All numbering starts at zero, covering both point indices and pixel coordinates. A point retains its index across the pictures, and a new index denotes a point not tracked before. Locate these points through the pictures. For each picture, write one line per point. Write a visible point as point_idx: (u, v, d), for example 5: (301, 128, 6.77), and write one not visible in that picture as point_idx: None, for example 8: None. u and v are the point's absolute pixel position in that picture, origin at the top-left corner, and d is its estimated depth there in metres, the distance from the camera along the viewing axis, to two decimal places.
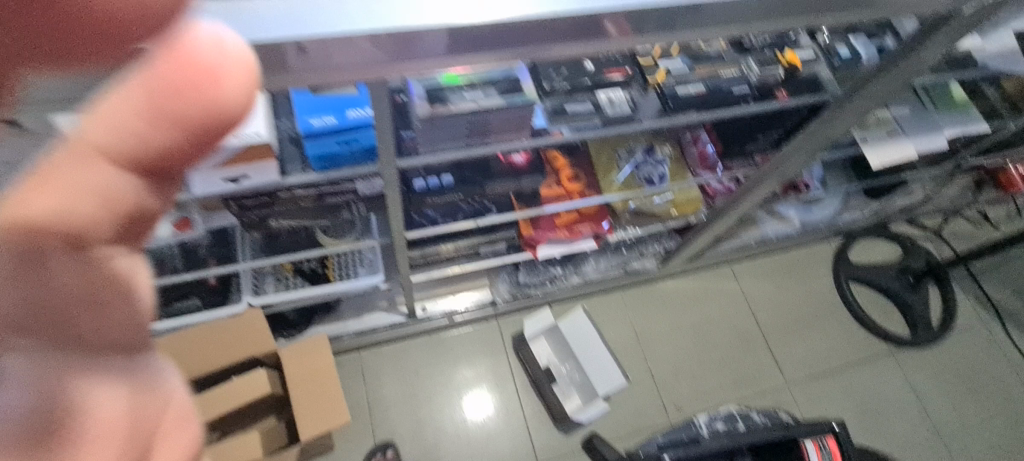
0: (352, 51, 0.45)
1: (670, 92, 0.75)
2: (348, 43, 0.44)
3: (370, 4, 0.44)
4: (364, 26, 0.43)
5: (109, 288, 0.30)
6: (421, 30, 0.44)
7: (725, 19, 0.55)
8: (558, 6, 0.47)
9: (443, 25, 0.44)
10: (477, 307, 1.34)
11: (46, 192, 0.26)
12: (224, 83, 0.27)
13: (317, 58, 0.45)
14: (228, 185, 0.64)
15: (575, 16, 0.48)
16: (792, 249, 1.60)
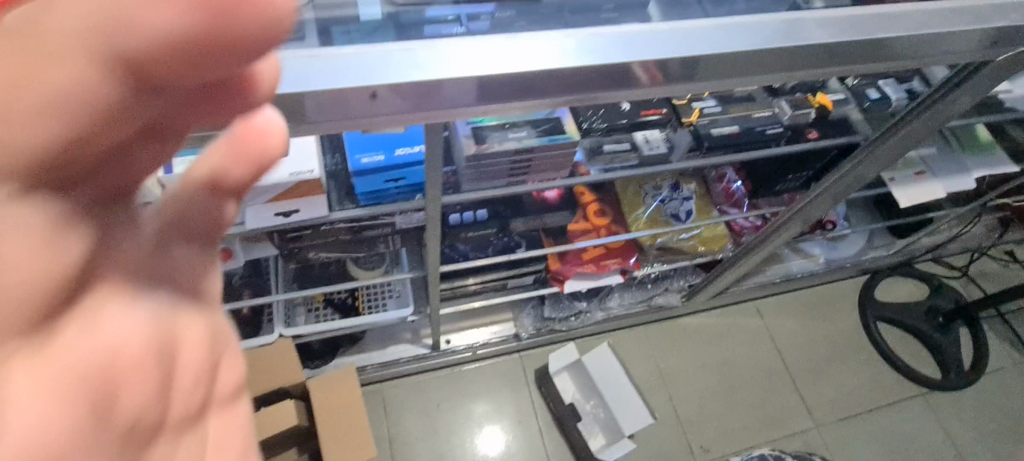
0: (388, 101, 0.49)
1: (705, 131, 0.75)
2: (380, 97, 0.48)
3: (404, 59, 0.48)
4: (391, 78, 0.47)
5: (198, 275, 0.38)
6: (447, 80, 0.48)
7: (761, 68, 0.57)
8: (589, 58, 0.51)
9: (472, 76, 0.48)
10: (500, 341, 1.33)
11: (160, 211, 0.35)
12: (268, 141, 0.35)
13: (383, 105, 0.49)
14: (278, 220, 0.65)
15: (607, 66, 0.51)
16: (817, 286, 1.59)
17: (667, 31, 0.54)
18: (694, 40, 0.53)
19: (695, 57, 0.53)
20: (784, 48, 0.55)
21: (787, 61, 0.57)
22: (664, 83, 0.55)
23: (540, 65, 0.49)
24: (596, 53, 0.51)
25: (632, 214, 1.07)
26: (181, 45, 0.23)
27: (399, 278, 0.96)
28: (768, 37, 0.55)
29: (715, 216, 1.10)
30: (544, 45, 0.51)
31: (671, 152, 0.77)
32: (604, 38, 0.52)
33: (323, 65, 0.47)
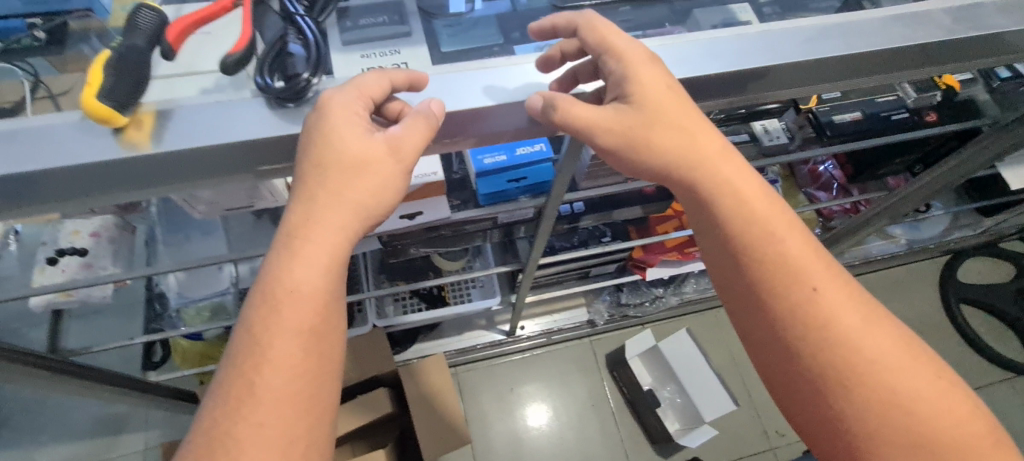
0: (501, 117, 0.47)
1: (827, 120, 0.75)
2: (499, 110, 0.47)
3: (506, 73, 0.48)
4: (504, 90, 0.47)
5: (292, 275, 0.42)
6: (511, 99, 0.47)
7: (926, 61, 0.50)
8: (704, 65, 0.47)
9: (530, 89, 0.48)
10: (574, 326, 1.33)
11: (308, 202, 0.42)
12: (353, 114, 0.41)
13: (510, 117, 0.48)
14: (403, 222, 0.67)
15: (727, 74, 0.47)
16: (893, 266, 1.53)
17: (842, 23, 0.49)
18: (870, 33, 0.48)
19: (875, 52, 0.47)
20: (969, 38, 0.48)
21: (958, 50, 0.50)
22: (827, 80, 0.50)
23: (715, 69, 0.46)
24: (771, 52, 0.47)
25: None
26: (361, 92, 0.41)
27: (494, 270, 0.97)
28: (947, 27, 0.48)
29: (802, 200, 1.08)
30: (714, 46, 0.48)
31: (792, 142, 0.75)
32: (778, 35, 0.48)
33: (438, 84, 0.47)
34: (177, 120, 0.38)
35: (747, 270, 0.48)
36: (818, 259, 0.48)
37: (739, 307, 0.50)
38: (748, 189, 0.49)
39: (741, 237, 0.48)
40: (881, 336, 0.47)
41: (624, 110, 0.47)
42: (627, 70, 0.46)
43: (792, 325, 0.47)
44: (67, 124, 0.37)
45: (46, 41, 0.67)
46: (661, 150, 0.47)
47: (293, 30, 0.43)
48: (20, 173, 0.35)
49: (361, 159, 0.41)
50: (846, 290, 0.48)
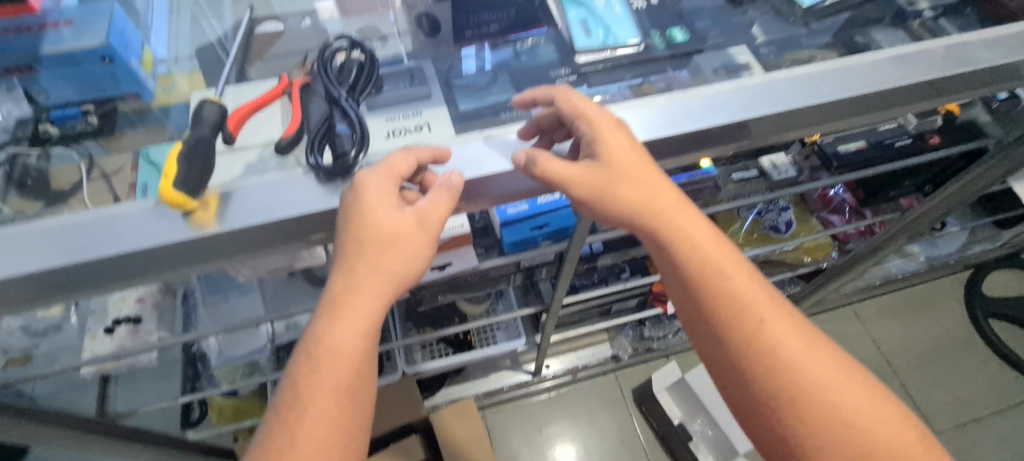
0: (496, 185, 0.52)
1: (832, 151, 0.78)
2: (496, 179, 0.51)
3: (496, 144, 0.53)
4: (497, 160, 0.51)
5: (330, 339, 0.45)
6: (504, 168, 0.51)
7: (922, 96, 0.54)
8: (702, 119, 0.50)
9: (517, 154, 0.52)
10: (599, 362, 1.34)
11: (351, 275, 0.46)
12: (382, 193, 0.45)
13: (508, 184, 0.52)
14: (433, 273, 0.70)
15: (722, 126, 0.50)
16: (916, 284, 1.52)
17: (837, 69, 0.52)
18: (865, 76, 0.51)
19: (873, 93, 0.51)
20: (957, 74, 0.52)
21: (952, 85, 0.53)
22: (828, 121, 0.53)
23: (725, 119, 0.50)
24: (774, 100, 0.51)
25: (728, 229, 1.08)
26: (391, 173, 0.46)
27: (519, 312, 0.99)
28: (938, 64, 0.52)
29: (816, 224, 1.09)
30: (720, 98, 0.51)
31: (801, 175, 0.79)
32: (778, 84, 0.52)
33: (461, 152, 0.51)
34: (236, 201, 0.43)
35: (706, 307, 0.52)
36: (765, 293, 0.53)
37: (703, 339, 0.54)
38: (703, 235, 0.52)
39: (699, 279, 0.52)
40: (821, 359, 0.51)
41: (594, 167, 0.49)
42: (597, 134, 0.49)
43: (747, 354, 0.51)
44: (144, 210, 0.43)
45: (98, 125, 0.73)
46: (628, 204, 0.50)
47: (338, 113, 0.49)
48: (107, 255, 0.41)
49: (392, 233, 0.45)
50: (790, 320, 0.52)
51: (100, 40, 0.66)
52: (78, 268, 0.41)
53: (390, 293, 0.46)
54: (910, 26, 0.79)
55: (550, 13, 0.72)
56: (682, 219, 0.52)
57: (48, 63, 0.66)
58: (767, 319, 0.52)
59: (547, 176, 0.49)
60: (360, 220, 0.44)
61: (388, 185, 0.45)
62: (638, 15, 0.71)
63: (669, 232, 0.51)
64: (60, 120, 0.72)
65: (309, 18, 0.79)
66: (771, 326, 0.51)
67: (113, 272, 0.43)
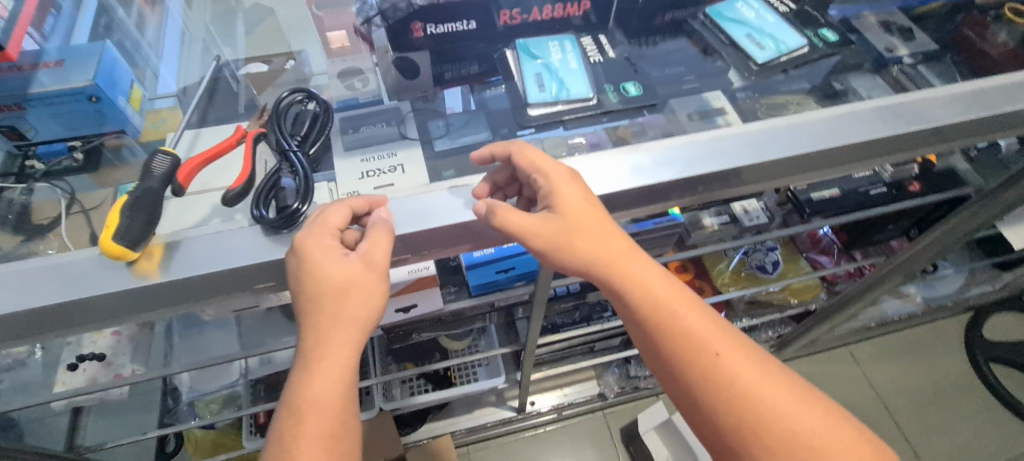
0: (437, 239, 0.51)
1: (805, 197, 0.80)
2: (437, 233, 0.51)
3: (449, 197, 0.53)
4: (443, 214, 0.51)
5: (307, 390, 0.45)
6: (451, 223, 0.50)
7: (878, 152, 0.54)
8: (648, 175, 0.51)
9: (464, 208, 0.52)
10: (585, 400, 1.31)
11: (322, 327, 0.46)
12: (319, 245, 0.45)
13: (452, 238, 0.52)
14: (398, 315, 0.70)
15: (669, 182, 0.51)
16: (914, 325, 1.48)
17: (788, 125, 0.53)
18: (816, 133, 0.52)
19: (824, 150, 0.51)
20: (910, 132, 0.52)
21: (909, 141, 0.53)
22: (784, 175, 0.54)
23: (673, 175, 0.51)
24: (723, 158, 0.51)
25: (715, 269, 1.08)
26: (325, 225, 0.47)
27: (496, 351, 0.98)
28: (893, 121, 0.52)
29: (804, 265, 1.08)
30: (669, 154, 0.52)
31: (773, 221, 0.83)
32: (728, 141, 0.52)
33: (411, 203, 0.51)
34: (181, 251, 0.45)
35: (662, 349, 0.52)
36: (718, 328, 0.52)
37: (666, 379, 0.53)
38: (654, 278, 0.52)
39: (653, 320, 0.52)
40: (779, 387, 0.50)
41: (551, 219, 0.50)
42: (552, 188, 0.50)
43: (707, 392, 0.50)
44: (89, 259, 0.43)
45: (83, 161, 0.75)
46: (580, 250, 0.50)
47: (286, 166, 0.53)
48: (50, 304, 0.42)
49: (345, 282, 0.45)
50: (746, 352, 0.51)
51: (88, 79, 0.67)
52: (23, 316, 0.42)
53: (360, 337, 0.47)
54: (888, 73, 0.78)
55: (507, 63, 0.67)
56: (629, 259, 0.52)
57: (38, 101, 0.67)
58: (720, 357, 0.51)
59: (507, 226, 0.48)
60: (311, 277, 0.45)
61: (325, 236, 0.46)
62: (594, 68, 0.66)
63: (619, 275, 0.51)
64: (47, 156, 0.74)
65: (294, 59, 0.84)
66: (727, 360, 0.50)
67: (60, 319, 0.43)
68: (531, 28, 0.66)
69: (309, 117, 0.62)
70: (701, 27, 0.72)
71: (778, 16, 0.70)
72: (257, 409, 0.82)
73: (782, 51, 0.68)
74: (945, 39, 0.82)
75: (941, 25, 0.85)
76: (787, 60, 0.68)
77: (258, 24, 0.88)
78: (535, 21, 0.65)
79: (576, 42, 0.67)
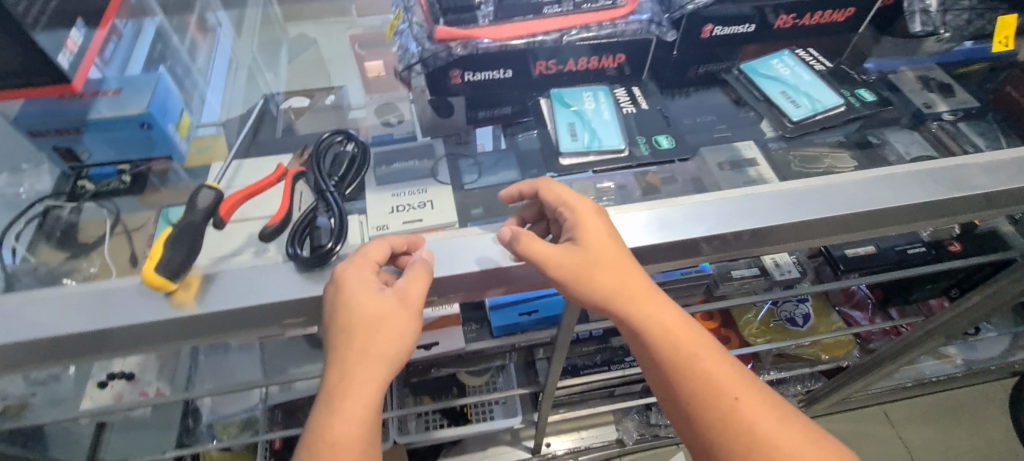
0: (463, 285, 0.51)
1: (839, 253, 0.79)
2: (462, 278, 0.51)
3: (477, 244, 0.52)
4: (470, 262, 0.51)
5: (325, 435, 0.43)
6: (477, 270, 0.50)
7: (920, 216, 0.52)
8: (675, 232, 0.51)
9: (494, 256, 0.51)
10: (603, 445, 1.27)
11: (346, 365, 0.45)
12: (352, 276, 0.46)
13: (478, 284, 0.52)
14: (420, 352, 0.69)
15: (696, 239, 0.50)
16: (955, 388, 1.40)
17: (824, 185, 0.52)
18: (852, 196, 0.51)
19: (861, 213, 0.50)
20: (950, 198, 0.50)
21: (951, 208, 0.52)
22: (818, 236, 0.53)
23: (702, 231, 0.50)
24: (755, 216, 0.51)
25: (742, 319, 1.05)
26: (366, 257, 0.48)
27: (515, 391, 0.96)
28: (933, 187, 0.51)
29: (837, 320, 1.04)
30: (701, 210, 0.52)
31: (805, 276, 0.81)
32: (762, 199, 0.52)
33: (443, 247, 0.52)
34: (218, 284, 0.46)
35: (679, 392, 0.49)
36: (737, 371, 0.50)
37: (681, 423, 0.51)
38: (672, 317, 0.50)
39: (670, 360, 0.50)
40: (800, 438, 0.47)
41: (572, 249, 0.50)
42: (577, 220, 0.51)
43: (723, 438, 0.48)
44: (130, 287, 0.45)
45: (130, 184, 0.78)
46: (601, 285, 0.49)
47: (323, 204, 0.54)
48: (92, 329, 0.43)
49: (378, 317, 0.46)
50: (765, 398, 0.49)
51: (142, 108, 0.71)
52: (63, 341, 0.44)
53: (383, 378, 0.46)
54: (927, 129, 0.78)
55: (540, 112, 0.66)
56: (650, 298, 0.50)
57: (96, 126, 0.71)
58: (739, 404, 0.48)
59: (529, 253, 0.49)
60: (345, 308, 0.46)
61: (362, 267, 0.47)
62: (627, 119, 0.66)
63: (636, 315, 0.50)
64: (97, 177, 0.78)
65: (334, 94, 0.89)
66: (746, 405, 0.48)
67: (96, 345, 0.45)
68: (565, 78, 0.66)
69: (347, 159, 0.62)
70: (734, 80, 0.72)
71: (814, 74, 0.68)
72: (272, 436, 0.82)
73: (817, 109, 0.66)
74: (984, 98, 0.81)
75: (983, 84, 0.83)
76: (823, 119, 0.65)
77: (300, 54, 0.93)
78: (569, 71, 0.65)
79: (611, 94, 0.66)
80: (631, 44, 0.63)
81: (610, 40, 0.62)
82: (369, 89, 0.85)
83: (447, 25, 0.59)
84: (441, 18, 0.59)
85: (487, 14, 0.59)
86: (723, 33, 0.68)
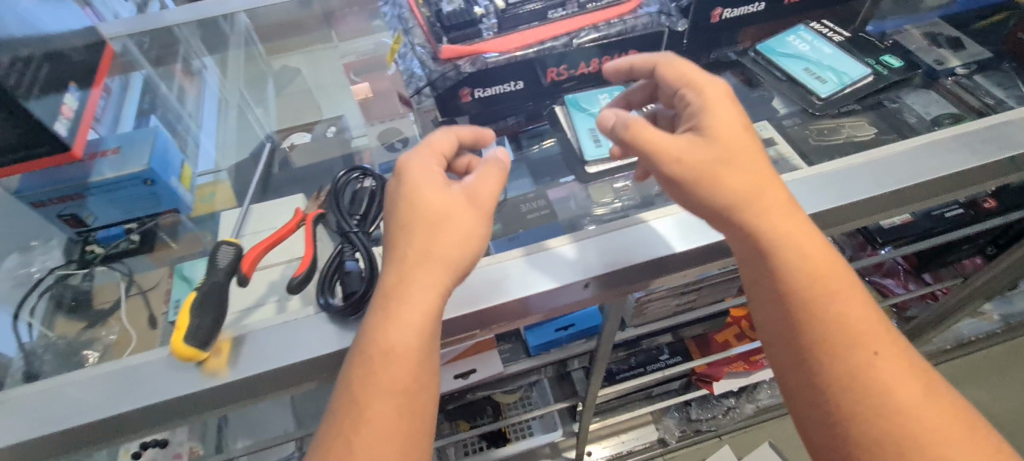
0: (513, 311, 0.50)
1: (874, 226, 0.76)
2: (511, 306, 0.49)
3: (521, 268, 0.50)
4: (517, 289, 0.49)
5: (386, 350, 0.42)
6: (525, 296, 0.49)
7: (970, 180, 0.50)
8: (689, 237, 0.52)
9: (543, 279, 0.49)
10: (646, 447, 1.24)
11: (409, 264, 0.44)
12: (413, 170, 0.46)
13: (528, 308, 0.50)
14: (457, 380, 0.67)
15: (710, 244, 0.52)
16: (995, 344, 1.37)
17: (868, 162, 0.50)
18: (898, 168, 0.49)
19: (910, 187, 0.48)
20: (997, 162, 0.48)
21: (1001, 169, 0.50)
22: (866, 215, 0.50)
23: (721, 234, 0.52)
24: (804, 203, 0.49)
25: None
26: (433, 152, 0.48)
27: (554, 406, 0.94)
28: (982, 148, 0.49)
29: (873, 293, 0.99)
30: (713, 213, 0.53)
31: (842, 253, 0.78)
32: (807, 182, 0.50)
33: (486, 274, 0.50)
34: (249, 346, 0.44)
35: (804, 328, 0.47)
36: (879, 324, 0.46)
37: (788, 356, 0.48)
38: (813, 239, 0.47)
39: (801, 295, 0.46)
40: (937, 409, 0.44)
41: (698, 141, 0.47)
42: (707, 103, 0.48)
43: (847, 392, 0.45)
44: (157, 361, 0.43)
45: (139, 242, 0.76)
46: (727, 185, 0.46)
47: (348, 247, 0.51)
48: (124, 411, 0.41)
49: (444, 213, 0.44)
50: (905, 358, 0.46)
51: (144, 164, 0.69)
52: (96, 426, 0.42)
53: (444, 288, 0.44)
54: (941, 86, 0.74)
55: (558, 120, 0.64)
56: (786, 210, 0.47)
57: (99, 189, 0.68)
58: (875, 356, 0.45)
59: (640, 139, 0.48)
60: (407, 203, 0.45)
61: (422, 159, 0.47)
62: None
63: (766, 229, 0.46)
64: (106, 239, 0.76)
65: (335, 126, 0.87)
66: (885, 362, 0.45)
67: (130, 426, 0.43)
68: (574, 82, 0.63)
69: (366, 195, 0.57)
70: (750, 63, 0.70)
71: (834, 47, 0.67)
72: None
73: (844, 83, 0.64)
74: (999, 48, 0.79)
75: (996, 33, 0.81)
76: (851, 91, 0.64)
77: (288, 85, 0.91)
78: (580, 75, 0.63)
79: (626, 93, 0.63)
80: (642, 39, 0.61)
81: (620, 38, 0.60)
82: (371, 116, 0.83)
83: (451, 43, 0.56)
84: (445, 36, 0.56)
85: (491, 27, 0.57)
86: (732, 15, 0.66)
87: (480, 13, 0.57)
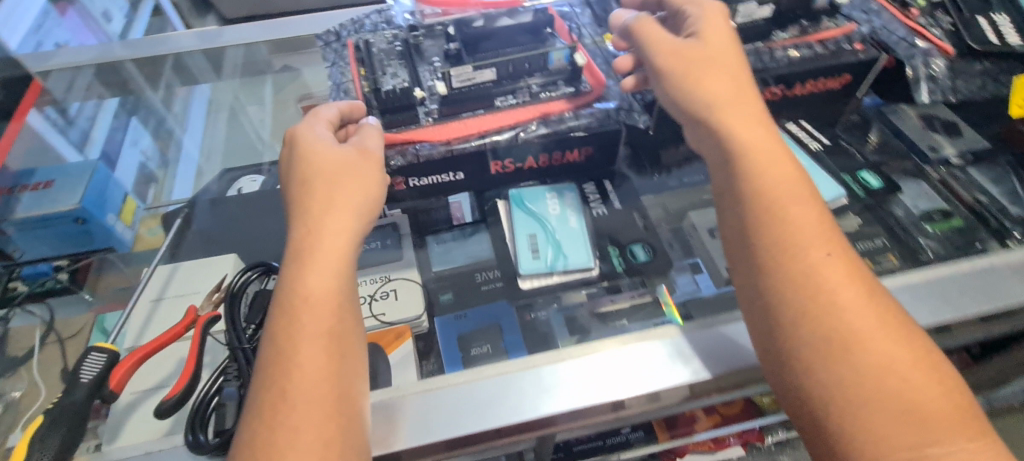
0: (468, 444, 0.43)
1: None
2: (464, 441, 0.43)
3: (486, 394, 0.44)
4: (473, 423, 0.42)
5: (301, 295, 0.41)
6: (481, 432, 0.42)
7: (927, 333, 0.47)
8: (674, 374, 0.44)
9: (507, 416, 0.42)
10: None
11: (324, 211, 0.45)
12: (309, 132, 0.48)
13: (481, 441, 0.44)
14: None
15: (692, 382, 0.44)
16: None
17: None
18: None
19: None
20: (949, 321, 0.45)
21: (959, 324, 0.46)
22: None
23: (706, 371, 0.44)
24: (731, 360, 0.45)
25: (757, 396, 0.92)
26: (326, 121, 0.50)
27: None
28: (943, 305, 0.45)
29: None
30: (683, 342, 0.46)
31: None
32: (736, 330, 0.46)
33: (441, 400, 0.44)
34: None
35: (757, 235, 0.42)
36: (831, 230, 0.42)
37: (743, 266, 0.43)
38: (771, 146, 0.46)
39: (757, 201, 0.43)
40: (881, 317, 0.39)
41: (692, 43, 0.51)
42: (702, 16, 0.53)
43: (794, 294, 0.40)
44: None
45: (69, 280, 0.71)
46: (710, 85, 0.49)
47: (233, 363, 0.48)
48: None
49: (341, 165, 0.47)
50: (856, 266, 0.41)
51: (75, 203, 0.66)
52: None
53: (353, 224, 0.45)
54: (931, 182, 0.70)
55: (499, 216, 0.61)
56: (751, 115, 0.48)
57: (22, 227, 0.66)
58: (824, 260, 0.40)
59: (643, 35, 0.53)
60: (302, 159, 0.47)
61: (319, 122, 0.49)
62: (596, 223, 0.60)
63: (733, 132, 0.47)
64: (32, 277, 0.70)
65: None
66: (835, 264, 0.40)
67: None
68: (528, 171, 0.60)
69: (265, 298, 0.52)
70: None
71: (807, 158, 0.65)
72: None
73: None
74: None
75: None
76: None
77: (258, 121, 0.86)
78: (530, 168, 0.59)
79: (577, 194, 0.61)
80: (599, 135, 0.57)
81: (570, 135, 0.56)
82: None
83: (387, 127, 0.54)
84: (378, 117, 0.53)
85: (430, 112, 0.55)
86: None
87: (420, 97, 0.55)
